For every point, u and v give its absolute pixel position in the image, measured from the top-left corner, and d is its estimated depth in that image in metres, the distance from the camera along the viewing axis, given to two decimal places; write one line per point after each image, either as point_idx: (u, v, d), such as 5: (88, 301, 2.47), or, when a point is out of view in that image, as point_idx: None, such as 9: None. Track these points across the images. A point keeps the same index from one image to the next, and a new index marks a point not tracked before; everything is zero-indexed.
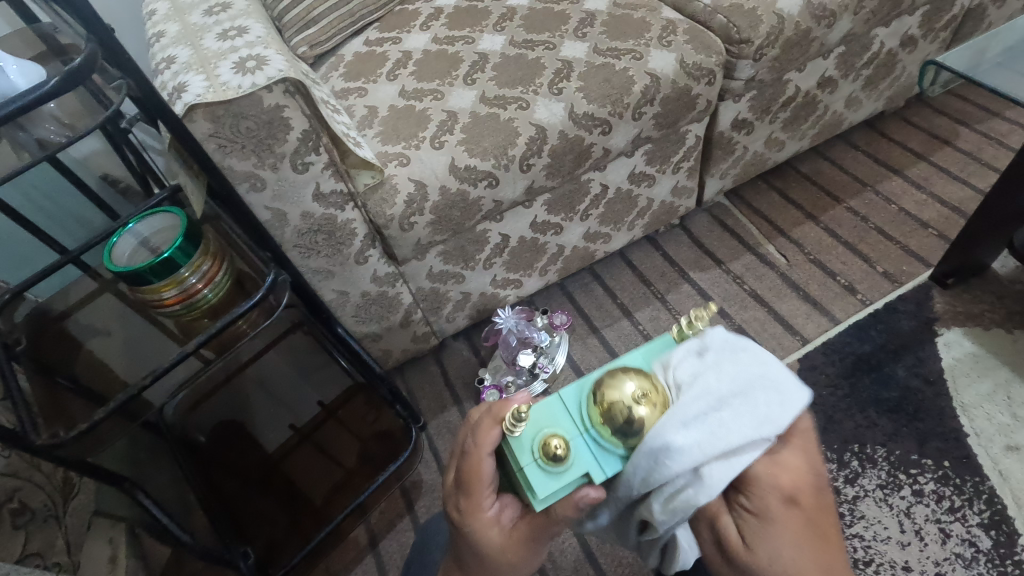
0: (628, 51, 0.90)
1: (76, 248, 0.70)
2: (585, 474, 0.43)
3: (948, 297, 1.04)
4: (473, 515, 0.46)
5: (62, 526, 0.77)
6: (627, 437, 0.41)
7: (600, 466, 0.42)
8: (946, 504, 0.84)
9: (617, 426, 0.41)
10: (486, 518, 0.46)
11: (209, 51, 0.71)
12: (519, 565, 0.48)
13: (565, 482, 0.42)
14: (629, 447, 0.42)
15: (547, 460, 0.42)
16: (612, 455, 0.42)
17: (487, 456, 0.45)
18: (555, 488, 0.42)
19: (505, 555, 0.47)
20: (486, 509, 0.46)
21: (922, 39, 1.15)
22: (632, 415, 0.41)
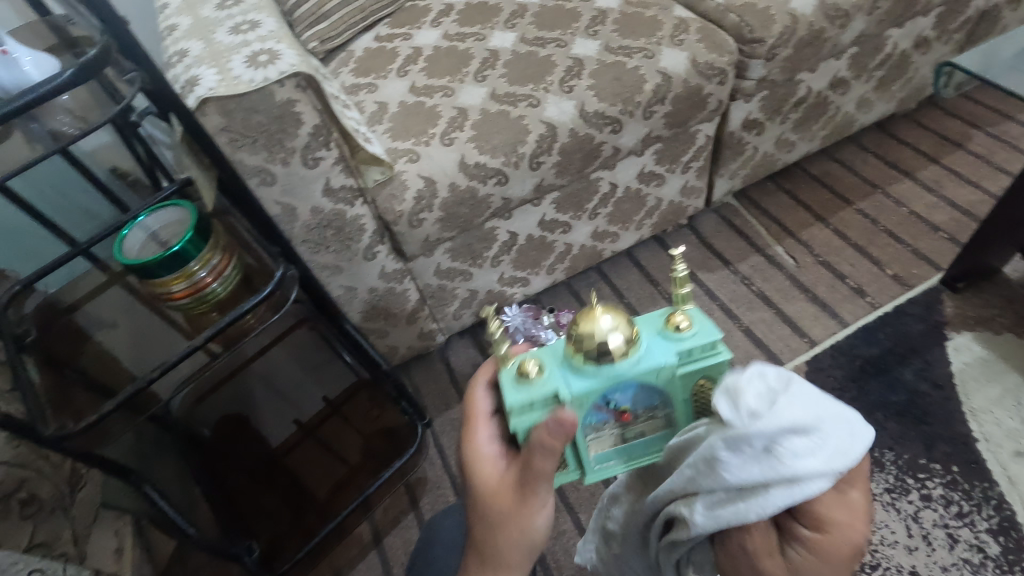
0: (639, 49, 0.89)
1: (86, 241, 0.70)
2: (556, 395, 0.42)
3: (958, 301, 1.03)
4: (469, 444, 0.50)
5: (69, 516, 0.78)
6: (595, 358, 0.41)
7: (568, 385, 0.42)
8: (954, 509, 0.83)
9: (584, 348, 0.41)
10: (480, 449, 0.50)
11: (221, 45, 0.71)
12: (509, 518, 0.47)
13: (534, 397, 0.42)
14: (597, 367, 0.41)
15: (520, 378, 0.43)
16: (584, 377, 0.42)
17: (485, 388, 0.52)
18: (522, 402, 0.42)
19: (495, 496, 0.48)
20: (481, 441, 0.50)
21: (935, 40, 1.14)
22: (594, 334, 0.41)
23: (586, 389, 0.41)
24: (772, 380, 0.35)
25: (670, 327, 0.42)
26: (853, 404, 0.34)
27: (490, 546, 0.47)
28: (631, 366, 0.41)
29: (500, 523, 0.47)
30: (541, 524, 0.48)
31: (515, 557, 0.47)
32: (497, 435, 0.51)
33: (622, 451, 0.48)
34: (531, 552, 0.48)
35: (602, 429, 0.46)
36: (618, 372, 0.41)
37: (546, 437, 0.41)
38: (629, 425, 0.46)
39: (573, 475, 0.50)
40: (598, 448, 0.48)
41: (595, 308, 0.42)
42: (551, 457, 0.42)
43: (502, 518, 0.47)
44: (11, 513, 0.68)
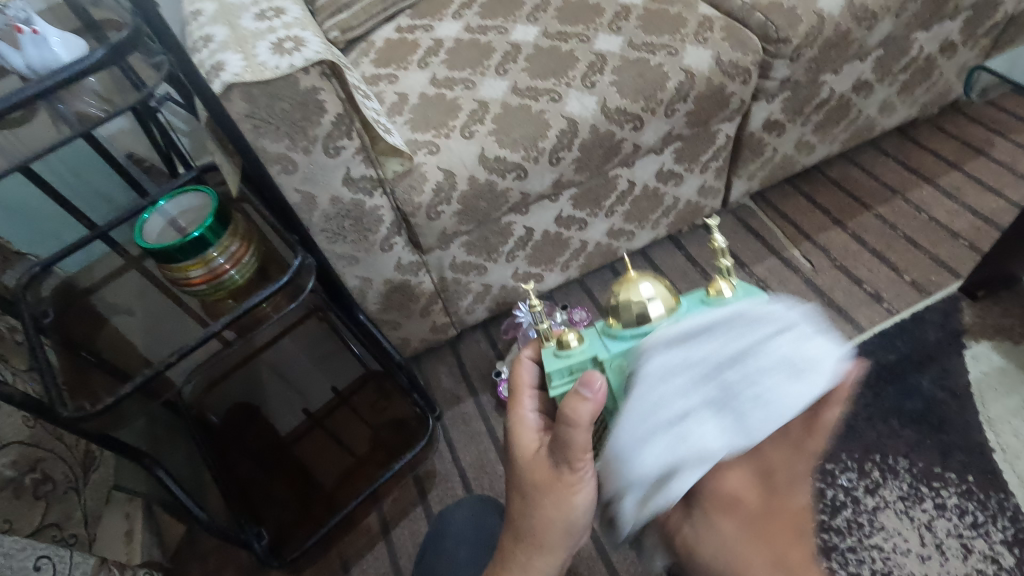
0: (663, 46, 0.88)
1: (106, 224, 0.71)
2: (594, 359, 0.44)
3: (978, 310, 1.02)
4: (512, 413, 0.52)
5: (81, 498, 0.78)
6: (632, 321, 0.43)
7: (606, 348, 0.44)
8: (969, 519, 0.82)
9: (624, 313, 0.43)
10: (522, 417, 0.51)
11: (246, 31, 0.71)
12: (546, 490, 0.47)
13: (571, 361, 0.45)
14: (638, 329, 0.43)
15: (559, 347, 0.47)
16: (623, 339, 0.44)
17: (530, 361, 0.54)
18: (559, 366, 0.45)
19: (532, 466, 0.48)
20: (523, 410, 0.52)
21: (962, 44, 1.12)
22: (632, 297, 0.43)
23: (627, 349, 0.43)
24: (684, 354, 0.39)
25: (711, 294, 0.44)
26: (756, 364, 0.38)
27: (528, 520, 0.48)
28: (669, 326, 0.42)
29: (538, 495, 0.48)
30: (580, 503, 0.47)
31: (551, 533, 0.48)
32: (540, 407, 0.52)
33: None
34: (569, 531, 0.48)
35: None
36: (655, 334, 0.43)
37: (576, 404, 0.42)
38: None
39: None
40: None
41: (633, 273, 0.44)
42: (581, 428, 0.42)
43: (538, 489, 0.47)
44: (26, 492, 0.69)
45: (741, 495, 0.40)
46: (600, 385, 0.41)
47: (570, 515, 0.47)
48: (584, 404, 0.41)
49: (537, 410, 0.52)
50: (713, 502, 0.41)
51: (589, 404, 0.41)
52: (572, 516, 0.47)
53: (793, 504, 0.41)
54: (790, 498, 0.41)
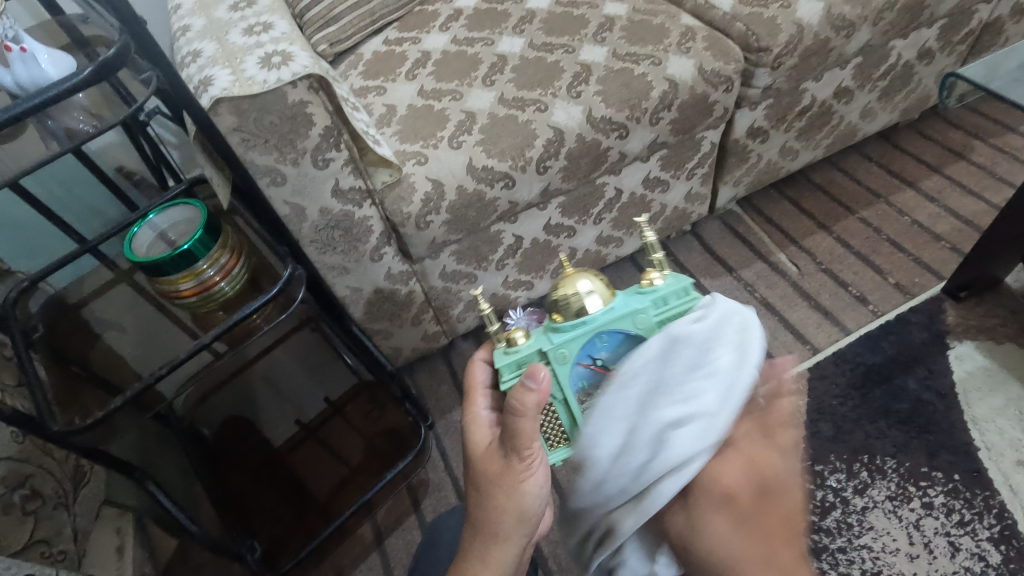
0: (647, 56, 0.90)
1: (96, 238, 0.71)
2: (538, 353, 0.47)
3: (961, 310, 1.03)
4: (466, 412, 0.54)
5: (71, 513, 0.78)
6: (572, 312, 0.46)
7: (549, 340, 0.47)
8: (956, 517, 0.84)
9: (564, 304, 0.47)
10: (474, 416, 0.53)
11: (235, 46, 0.72)
12: (497, 480, 0.48)
13: (517, 357, 0.47)
14: (578, 320, 0.46)
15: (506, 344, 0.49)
16: (566, 331, 0.47)
17: (483, 362, 0.56)
18: (506, 362, 0.47)
19: (484, 459, 0.50)
20: (476, 408, 0.54)
21: (939, 51, 1.15)
22: (571, 290, 0.47)
23: (569, 339, 0.46)
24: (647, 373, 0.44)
25: (644, 283, 0.48)
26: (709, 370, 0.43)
27: (481, 513, 0.49)
28: (606, 315, 0.46)
29: (490, 487, 0.49)
30: (531, 490, 0.49)
31: (504, 525, 0.48)
32: (493, 405, 0.54)
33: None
34: (521, 521, 0.49)
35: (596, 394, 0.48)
36: (595, 323, 0.46)
37: (522, 395, 0.44)
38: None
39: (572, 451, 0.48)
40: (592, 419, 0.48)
41: (571, 270, 0.48)
42: (528, 415, 0.44)
43: (489, 481, 0.49)
44: (14, 509, 0.68)
45: (736, 489, 0.43)
46: (543, 377, 0.44)
47: (522, 503, 0.48)
48: (529, 395, 0.44)
49: (491, 408, 0.54)
50: (707, 498, 0.43)
51: (534, 394, 0.44)
52: (525, 504, 0.49)
53: (782, 504, 0.44)
54: (781, 499, 0.44)
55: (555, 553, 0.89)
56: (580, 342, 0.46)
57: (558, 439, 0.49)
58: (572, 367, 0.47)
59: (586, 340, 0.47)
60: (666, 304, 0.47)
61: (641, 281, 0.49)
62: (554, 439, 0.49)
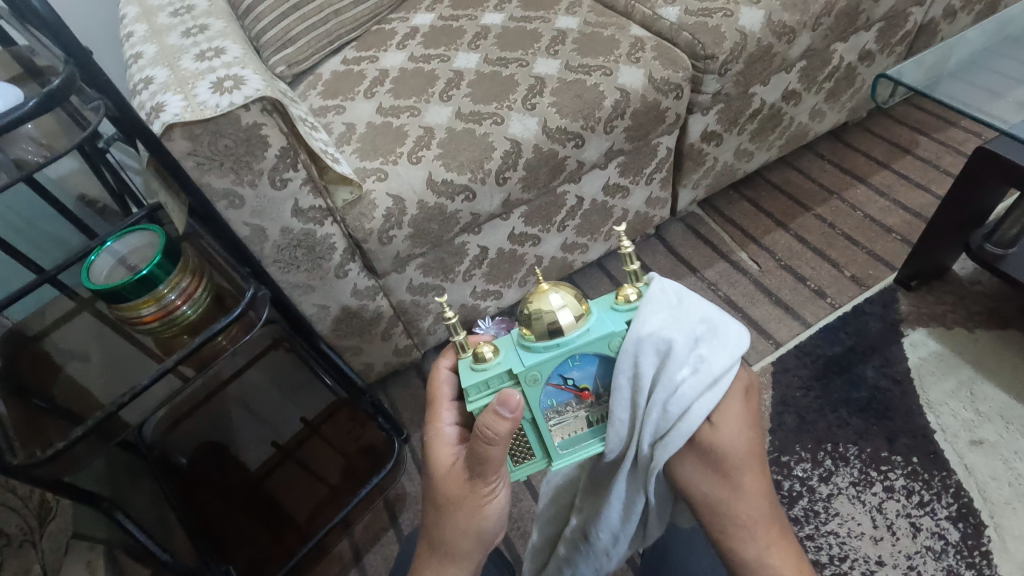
0: (598, 67, 0.93)
1: (53, 267, 0.70)
2: (509, 371, 0.45)
3: (913, 299, 1.08)
4: (430, 427, 0.53)
5: (38, 550, 0.76)
6: (545, 333, 0.44)
7: (520, 361, 0.45)
8: (916, 498, 0.87)
9: (536, 324, 0.44)
10: (440, 431, 0.53)
11: (187, 72, 0.73)
12: (461, 502, 0.49)
13: (487, 377, 0.45)
14: (553, 342, 0.44)
15: (476, 358, 0.46)
16: (538, 352, 0.44)
17: (448, 372, 0.55)
18: (476, 382, 0.45)
19: (449, 480, 0.50)
20: (442, 423, 0.53)
21: (879, 53, 1.20)
22: (545, 310, 0.43)
23: (542, 363, 0.44)
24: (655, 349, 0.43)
25: (619, 300, 0.46)
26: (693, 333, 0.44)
27: (442, 532, 0.50)
28: (581, 338, 0.44)
29: (454, 507, 0.50)
30: (493, 511, 0.51)
31: (464, 544, 0.50)
32: (457, 420, 0.54)
33: (586, 433, 0.50)
34: (482, 540, 0.51)
35: (565, 411, 0.48)
36: (570, 346, 0.44)
37: (496, 422, 0.43)
38: (591, 405, 0.49)
39: (539, 464, 0.50)
40: (560, 432, 0.49)
41: (544, 283, 0.44)
42: (500, 441, 0.45)
43: (454, 502, 0.50)
44: None
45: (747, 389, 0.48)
46: (517, 405, 0.43)
47: (483, 522, 0.50)
48: (503, 423, 0.43)
49: (455, 423, 0.54)
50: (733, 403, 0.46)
51: (508, 421, 0.43)
52: (484, 525, 0.51)
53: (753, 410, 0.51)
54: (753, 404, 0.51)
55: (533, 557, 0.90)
56: (552, 364, 0.45)
57: (524, 455, 0.50)
58: (542, 389, 0.46)
59: (558, 362, 0.45)
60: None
61: (618, 296, 0.46)
62: (519, 456, 0.51)
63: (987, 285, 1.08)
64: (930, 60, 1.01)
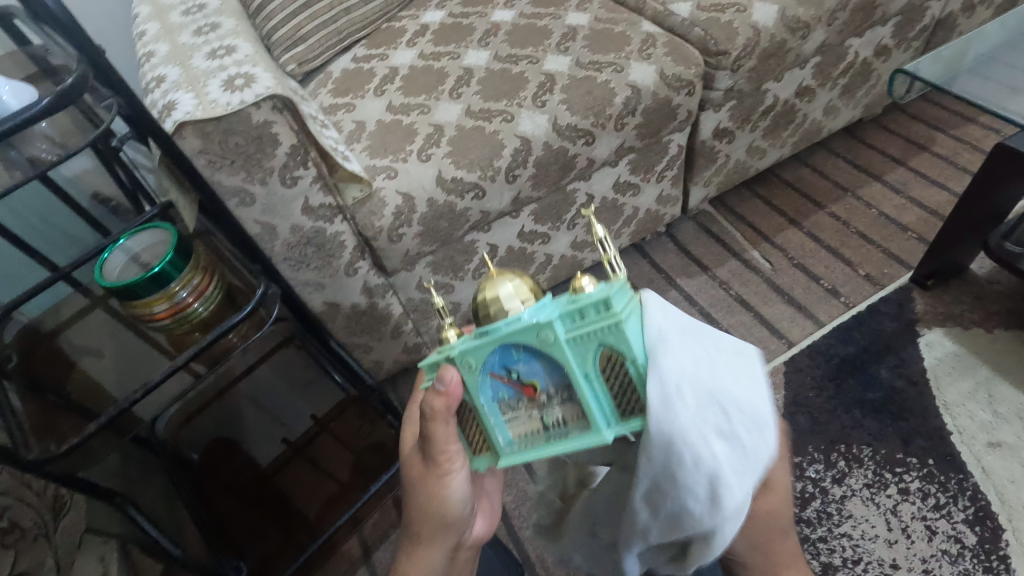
0: (609, 64, 0.92)
1: (66, 265, 0.70)
2: (449, 356, 0.44)
3: (929, 298, 1.06)
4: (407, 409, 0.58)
5: (52, 544, 0.74)
6: (487, 316, 0.43)
7: (459, 344, 0.44)
8: (932, 501, 0.85)
9: (482, 309, 0.43)
10: (412, 413, 0.57)
11: (198, 70, 0.73)
12: (416, 480, 0.52)
13: (432, 357, 0.45)
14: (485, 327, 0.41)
15: None
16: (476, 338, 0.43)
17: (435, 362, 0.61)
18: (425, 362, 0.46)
19: (411, 459, 0.54)
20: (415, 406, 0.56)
21: (895, 47, 1.18)
22: (488, 294, 0.43)
23: (471, 348, 0.42)
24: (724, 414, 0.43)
25: (573, 292, 0.41)
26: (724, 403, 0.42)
27: (409, 511, 0.54)
28: (507, 326, 0.40)
29: (414, 486, 0.52)
30: (453, 496, 0.52)
31: (426, 525, 0.53)
32: None
33: (542, 437, 0.44)
34: (443, 526, 0.53)
35: (517, 406, 0.44)
36: (500, 334, 0.41)
37: (433, 397, 0.44)
38: (543, 405, 0.43)
39: (492, 459, 0.46)
40: (513, 430, 0.45)
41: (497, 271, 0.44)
42: (441, 418, 0.45)
43: (413, 483, 0.53)
44: None
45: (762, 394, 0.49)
46: (451, 380, 0.43)
47: (442, 509, 0.52)
48: (439, 398, 0.44)
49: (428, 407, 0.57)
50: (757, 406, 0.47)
51: (443, 396, 0.44)
52: (446, 512, 0.52)
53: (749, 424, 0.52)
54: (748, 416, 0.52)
55: (541, 556, 0.90)
56: (485, 351, 0.42)
57: (479, 444, 0.47)
58: (481, 377, 0.43)
59: (491, 350, 0.42)
60: (583, 318, 0.40)
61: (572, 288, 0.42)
62: (476, 444, 0.47)
63: (1005, 284, 1.06)
64: (948, 53, 1.00)
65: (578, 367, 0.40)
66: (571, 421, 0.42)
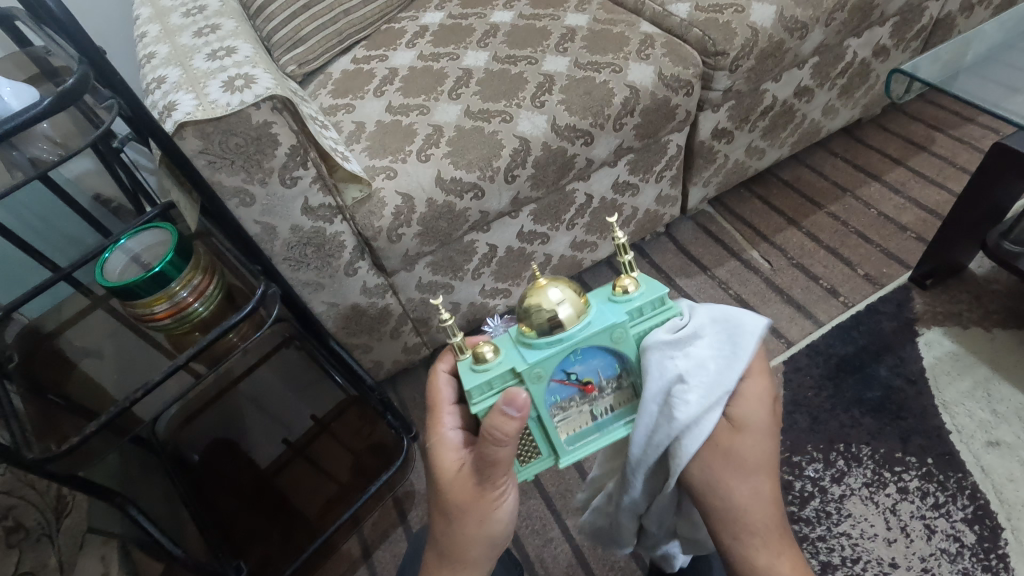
0: (608, 64, 0.92)
1: (66, 265, 0.69)
2: (513, 371, 0.43)
3: (928, 297, 1.06)
4: (433, 431, 0.52)
5: (55, 545, 0.75)
6: (547, 329, 0.42)
7: (524, 359, 0.43)
8: (931, 500, 0.85)
9: (535, 319, 0.42)
10: (442, 436, 0.51)
11: (198, 71, 0.74)
12: (468, 509, 0.49)
13: (492, 378, 0.43)
14: (556, 337, 0.42)
15: (477, 359, 0.44)
16: (541, 348, 0.43)
17: (447, 375, 0.55)
18: (481, 386, 0.43)
19: (453, 484, 0.49)
20: (444, 427, 0.52)
21: (893, 48, 1.18)
22: (543, 304, 0.42)
23: (546, 359, 0.42)
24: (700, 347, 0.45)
25: (618, 292, 0.45)
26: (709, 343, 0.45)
27: (452, 539, 0.50)
28: (585, 332, 0.42)
29: (461, 511, 0.49)
30: (503, 512, 0.50)
31: (475, 547, 0.50)
32: (460, 423, 0.53)
33: (592, 427, 0.48)
34: (492, 545, 0.50)
35: (569, 406, 0.47)
36: (575, 339, 0.42)
37: (504, 422, 0.42)
38: (594, 399, 0.47)
39: (545, 462, 0.49)
40: (567, 428, 0.48)
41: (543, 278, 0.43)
42: (510, 442, 0.43)
43: (459, 509, 0.49)
44: None
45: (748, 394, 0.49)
46: (524, 402, 0.42)
47: (493, 528, 0.50)
48: (511, 422, 0.42)
49: (458, 426, 0.53)
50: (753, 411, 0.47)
51: (516, 420, 0.42)
52: (495, 528, 0.50)
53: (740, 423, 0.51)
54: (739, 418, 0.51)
55: (540, 554, 0.90)
56: (557, 360, 0.43)
57: (531, 453, 0.49)
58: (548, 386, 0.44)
59: (561, 358, 0.43)
60: (641, 315, 0.45)
61: (613, 289, 0.46)
62: (525, 455, 0.49)
63: (1004, 283, 1.06)
64: (945, 53, 1.00)
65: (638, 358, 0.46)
66: (619, 404, 0.48)
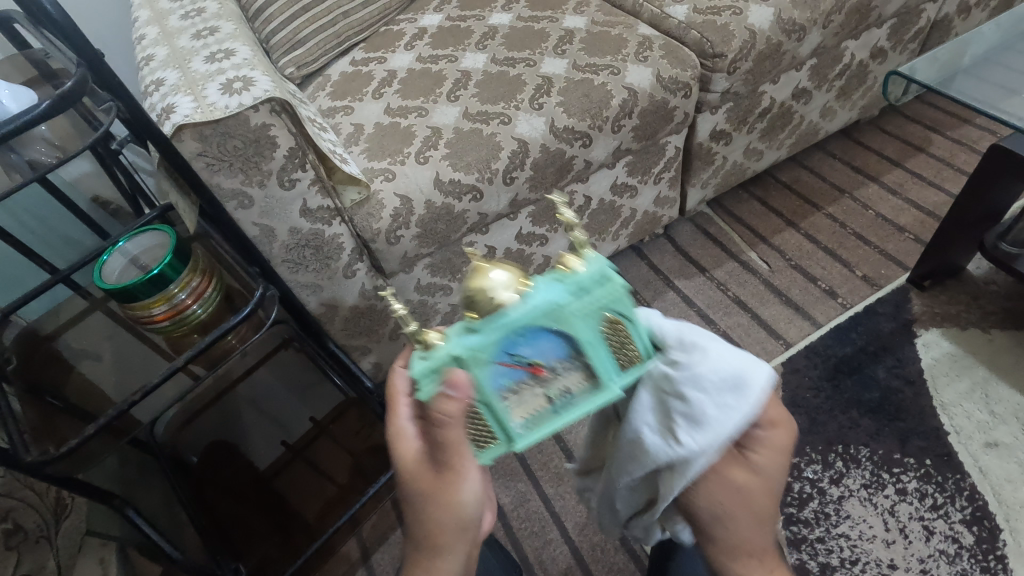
0: (606, 66, 0.93)
1: (64, 268, 0.69)
2: (453, 356, 0.42)
3: (926, 298, 1.06)
4: (390, 423, 0.51)
5: (53, 547, 0.75)
6: (486, 311, 0.41)
7: (463, 343, 0.42)
8: (929, 501, 0.85)
9: (473, 301, 0.41)
10: (399, 428, 0.50)
11: (197, 74, 0.74)
12: (432, 496, 0.48)
13: (432, 365, 0.42)
14: (492, 318, 0.41)
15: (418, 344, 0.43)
16: (479, 331, 0.42)
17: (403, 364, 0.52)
18: (421, 373, 0.42)
19: (415, 474, 0.49)
20: (399, 419, 0.50)
21: (891, 50, 1.19)
22: (480, 286, 0.41)
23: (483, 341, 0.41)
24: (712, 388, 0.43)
25: (562, 269, 0.43)
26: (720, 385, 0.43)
27: (420, 528, 0.49)
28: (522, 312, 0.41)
29: (425, 500, 0.48)
30: (469, 497, 0.48)
31: (445, 534, 0.49)
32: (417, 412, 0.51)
33: (549, 410, 0.46)
34: (465, 531, 0.49)
35: (520, 389, 0.45)
36: (513, 320, 0.41)
37: (444, 403, 0.42)
38: (548, 381, 0.46)
39: (502, 447, 0.48)
40: (522, 412, 0.46)
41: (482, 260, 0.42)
42: (452, 420, 0.43)
43: (422, 497, 0.49)
44: None
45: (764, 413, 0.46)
46: (464, 385, 0.42)
47: (460, 513, 0.48)
48: (452, 403, 0.42)
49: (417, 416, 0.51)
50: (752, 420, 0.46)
51: (456, 401, 0.42)
52: (465, 514, 0.49)
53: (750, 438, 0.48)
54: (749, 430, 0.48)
55: (539, 556, 0.90)
56: (497, 341, 0.42)
57: (486, 438, 0.48)
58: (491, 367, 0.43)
59: (501, 339, 0.42)
60: (586, 291, 0.43)
61: (558, 265, 0.44)
62: (481, 439, 0.48)
63: (1002, 285, 1.06)
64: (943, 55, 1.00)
65: (587, 337, 0.44)
66: (579, 385, 0.46)
